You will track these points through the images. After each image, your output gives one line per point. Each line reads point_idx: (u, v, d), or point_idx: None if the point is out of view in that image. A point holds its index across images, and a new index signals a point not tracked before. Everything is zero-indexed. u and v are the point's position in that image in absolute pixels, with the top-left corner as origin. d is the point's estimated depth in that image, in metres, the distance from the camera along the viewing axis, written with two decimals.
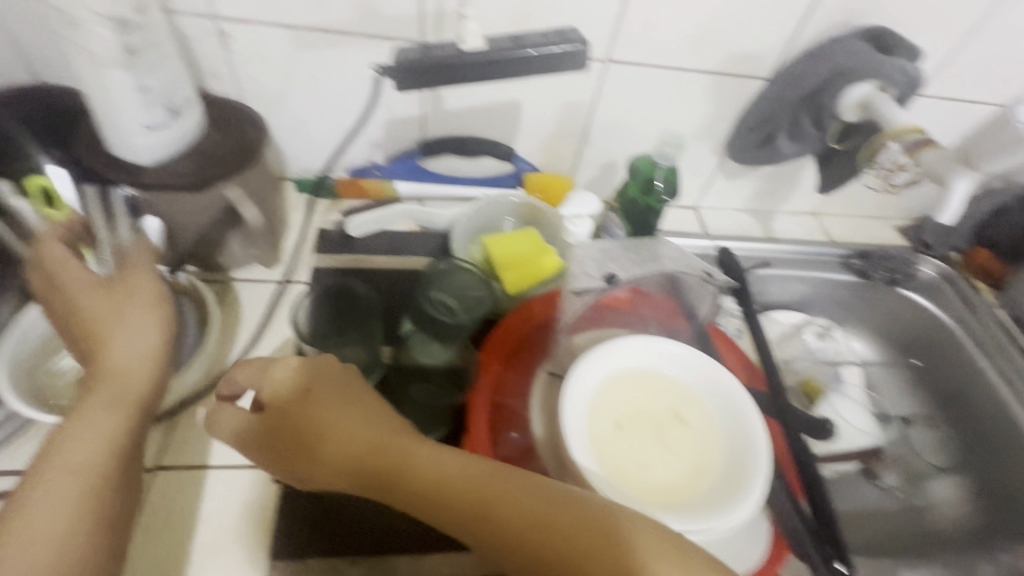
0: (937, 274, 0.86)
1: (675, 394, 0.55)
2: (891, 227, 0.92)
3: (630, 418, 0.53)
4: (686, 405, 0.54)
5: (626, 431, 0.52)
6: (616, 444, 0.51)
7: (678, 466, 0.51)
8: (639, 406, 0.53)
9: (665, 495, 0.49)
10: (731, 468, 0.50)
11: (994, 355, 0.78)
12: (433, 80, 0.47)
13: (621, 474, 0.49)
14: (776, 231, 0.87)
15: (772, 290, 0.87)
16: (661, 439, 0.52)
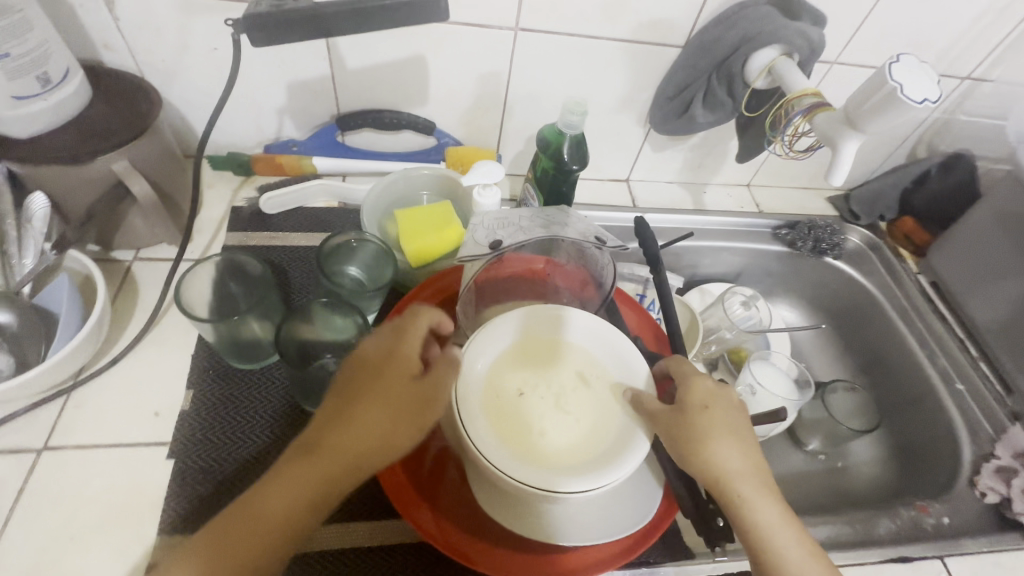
0: (862, 242, 0.88)
1: (573, 357, 0.53)
2: (822, 197, 0.93)
3: (528, 388, 0.51)
4: (584, 366, 0.53)
5: (526, 400, 0.50)
6: (516, 413, 0.49)
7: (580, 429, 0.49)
8: (538, 374, 0.52)
9: (564, 459, 0.47)
10: (626, 425, 0.49)
11: (913, 320, 0.80)
12: (287, 34, 0.46)
13: (519, 444, 0.47)
14: (706, 203, 0.88)
15: (703, 262, 0.88)
16: (561, 403, 0.51)
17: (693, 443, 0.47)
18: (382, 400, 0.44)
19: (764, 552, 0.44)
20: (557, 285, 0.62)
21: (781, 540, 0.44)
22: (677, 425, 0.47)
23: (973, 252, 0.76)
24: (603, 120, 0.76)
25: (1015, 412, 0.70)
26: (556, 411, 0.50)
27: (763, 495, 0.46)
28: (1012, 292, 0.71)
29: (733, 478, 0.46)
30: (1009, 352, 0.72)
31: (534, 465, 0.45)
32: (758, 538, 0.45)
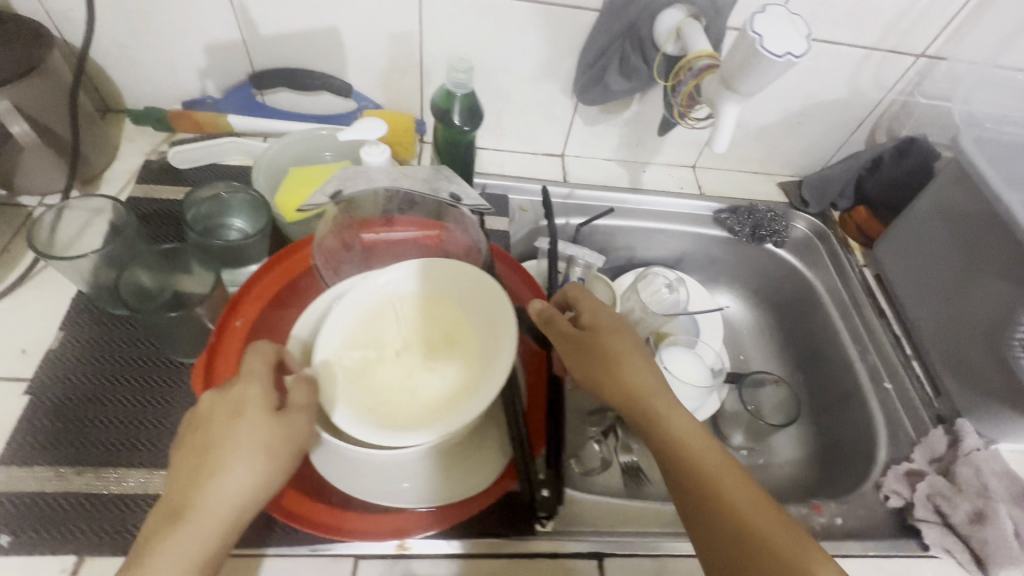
0: (808, 230, 0.84)
1: (453, 312, 0.49)
2: (773, 183, 0.89)
3: (401, 347, 0.48)
4: (464, 321, 0.49)
5: (397, 359, 0.47)
6: (385, 372, 0.46)
7: (445, 387, 0.45)
8: (415, 332, 0.48)
9: (415, 418, 0.43)
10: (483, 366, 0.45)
11: (851, 314, 0.75)
12: None
13: (379, 405, 0.44)
14: (645, 182, 0.84)
15: (639, 243, 0.85)
16: (434, 360, 0.47)
17: (597, 359, 0.48)
18: (245, 445, 0.38)
19: (680, 456, 0.44)
20: (451, 254, 0.60)
21: (696, 443, 0.44)
22: (585, 345, 0.48)
23: (914, 244, 0.70)
24: (527, 88, 0.74)
25: (940, 415, 0.65)
26: (425, 371, 0.46)
27: (675, 406, 0.46)
28: (944, 286, 0.66)
29: (648, 394, 0.47)
30: (938, 350, 0.66)
31: (382, 424, 0.42)
32: (672, 443, 0.44)
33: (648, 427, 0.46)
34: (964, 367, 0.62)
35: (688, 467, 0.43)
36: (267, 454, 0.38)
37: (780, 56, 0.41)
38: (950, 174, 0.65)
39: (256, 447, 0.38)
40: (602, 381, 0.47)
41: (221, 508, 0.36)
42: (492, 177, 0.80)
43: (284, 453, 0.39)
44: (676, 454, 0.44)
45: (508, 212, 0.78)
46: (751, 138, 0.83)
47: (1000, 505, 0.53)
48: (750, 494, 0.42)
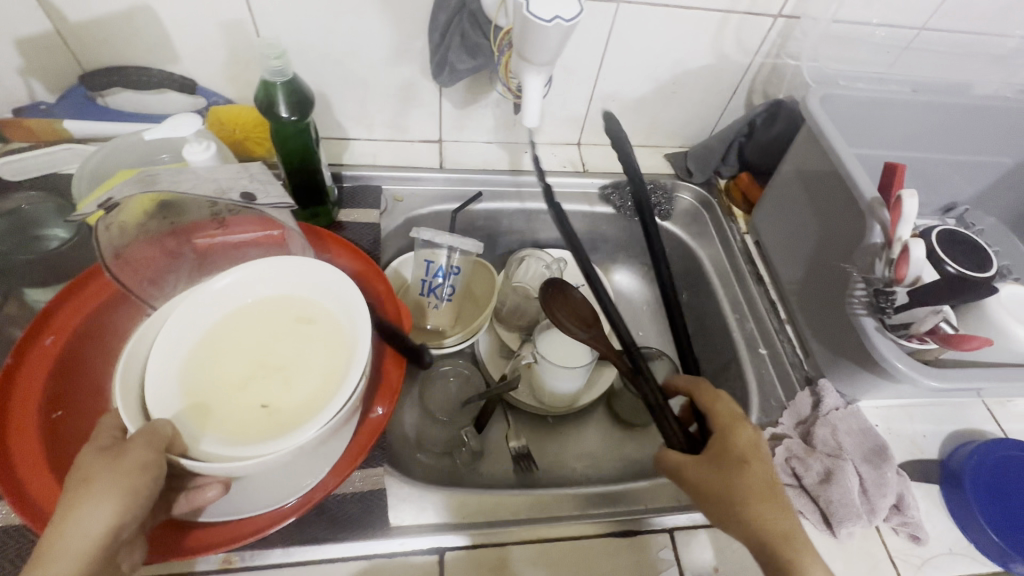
0: (694, 200, 0.83)
1: (297, 307, 0.47)
2: (660, 155, 0.88)
3: (251, 360, 0.44)
4: (305, 309, 0.47)
5: (253, 376, 0.43)
6: (248, 396, 0.42)
7: (310, 382, 0.43)
8: (259, 340, 0.45)
9: (291, 422, 0.40)
10: (340, 358, 0.44)
11: (732, 283, 0.75)
12: None
13: (250, 423, 0.40)
14: (526, 163, 0.83)
15: (526, 226, 0.83)
16: (291, 362, 0.44)
17: (739, 482, 0.45)
18: (101, 477, 0.37)
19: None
20: (297, 253, 0.57)
21: None
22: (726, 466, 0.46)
23: (782, 210, 0.70)
24: (384, 73, 0.71)
25: (807, 376, 0.65)
26: (289, 378, 0.43)
27: (805, 546, 0.43)
28: (805, 247, 0.66)
29: (788, 535, 0.43)
30: (803, 310, 0.66)
31: (262, 439, 0.39)
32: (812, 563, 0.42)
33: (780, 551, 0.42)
34: (823, 331, 0.62)
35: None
36: (109, 491, 0.36)
37: (548, 21, 0.41)
38: (803, 138, 0.65)
39: (119, 481, 0.36)
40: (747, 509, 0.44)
41: (80, 541, 0.35)
42: (363, 169, 0.77)
43: (126, 487, 0.36)
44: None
45: (380, 203, 0.75)
46: (629, 111, 0.81)
47: (847, 463, 0.54)
48: None
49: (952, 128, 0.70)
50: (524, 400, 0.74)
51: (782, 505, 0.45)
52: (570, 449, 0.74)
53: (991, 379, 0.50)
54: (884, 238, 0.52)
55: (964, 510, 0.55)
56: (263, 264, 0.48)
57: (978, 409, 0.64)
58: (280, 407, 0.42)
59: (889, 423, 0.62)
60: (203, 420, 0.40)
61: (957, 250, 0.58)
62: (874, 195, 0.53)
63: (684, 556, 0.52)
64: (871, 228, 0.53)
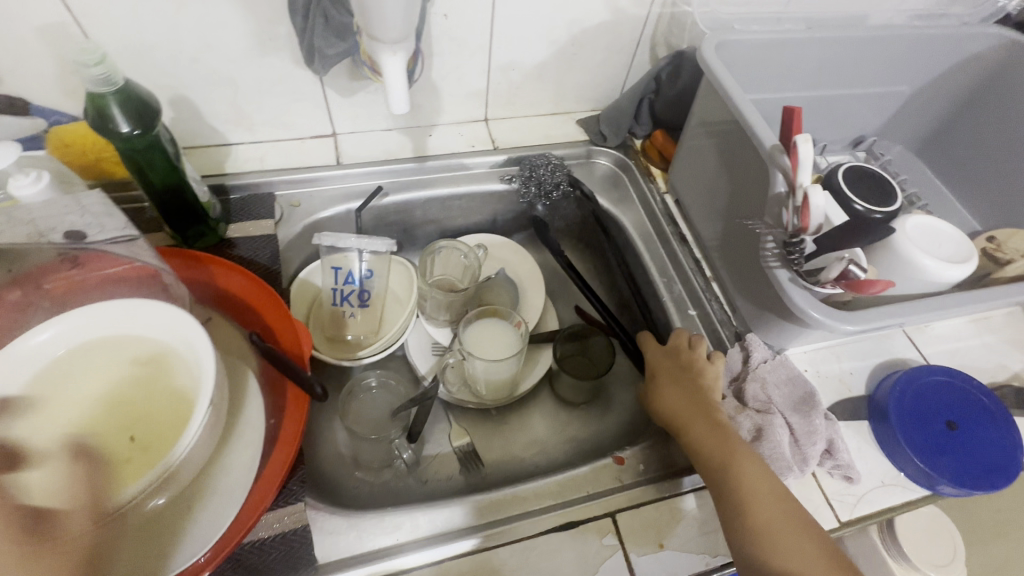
0: (612, 164, 0.81)
1: (130, 346, 0.40)
2: (572, 122, 0.84)
3: (76, 418, 0.37)
4: (144, 352, 0.40)
5: (83, 434, 0.37)
6: (80, 456, 0.36)
7: (153, 426, 0.37)
8: (86, 395, 0.38)
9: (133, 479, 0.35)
10: (185, 393, 0.38)
11: (656, 246, 0.74)
12: None
13: (85, 491, 0.34)
14: (430, 148, 0.77)
15: (441, 215, 0.78)
16: (128, 410, 0.38)
17: (704, 437, 0.50)
18: None
19: (780, 523, 0.44)
20: (172, 288, 0.51)
21: (714, 443, 0.49)
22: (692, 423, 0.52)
23: (694, 165, 0.68)
24: (251, 66, 0.63)
25: (737, 332, 0.64)
26: (132, 425, 0.37)
27: (699, 419, 0.52)
28: (720, 201, 0.64)
29: (682, 411, 0.53)
30: (725, 266, 0.65)
31: (99, 504, 0.34)
32: (775, 508, 0.45)
33: (744, 494, 0.46)
34: (744, 285, 0.61)
35: (792, 528, 0.44)
36: None
37: None
38: (705, 90, 0.62)
39: None
40: (711, 459, 0.49)
41: None
42: (250, 177, 0.70)
43: None
44: (797, 525, 0.44)
45: (273, 211, 0.69)
46: (532, 80, 0.77)
47: (776, 418, 0.53)
48: (756, 479, 0.46)
49: (852, 64, 0.69)
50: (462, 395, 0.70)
51: (693, 394, 0.54)
52: (515, 440, 0.72)
53: (905, 312, 0.50)
54: (787, 186, 0.50)
55: (891, 441, 0.56)
56: (86, 309, 0.40)
57: (898, 338, 0.65)
58: (121, 460, 0.36)
59: (817, 366, 0.62)
60: (27, 494, 0.34)
61: (864, 187, 0.58)
62: (774, 142, 0.51)
63: (628, 538, 0.51)
64: (774, 177, 0.51)
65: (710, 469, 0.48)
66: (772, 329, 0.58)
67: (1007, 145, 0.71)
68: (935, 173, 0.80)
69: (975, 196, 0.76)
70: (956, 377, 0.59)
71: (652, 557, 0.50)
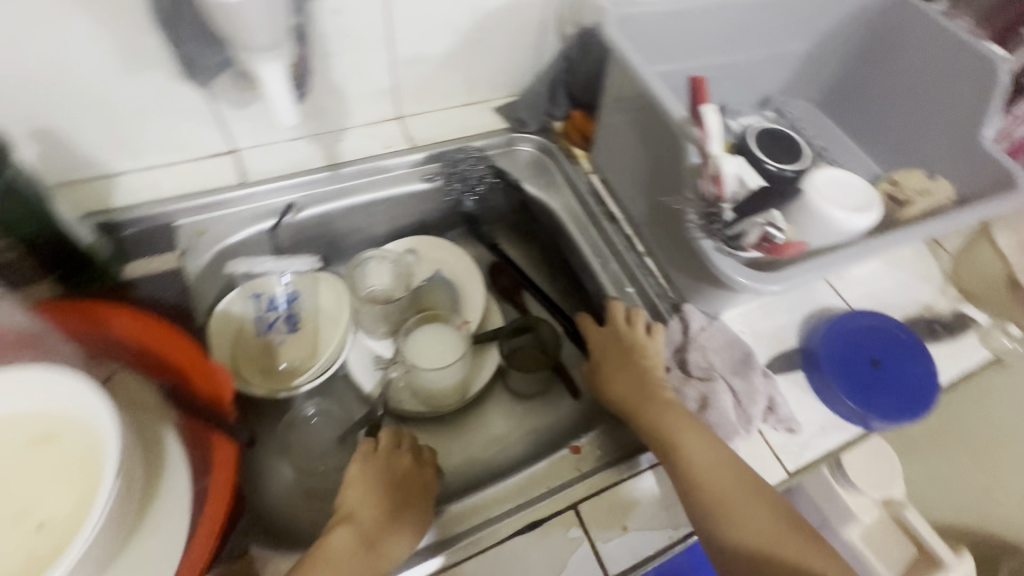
0: (535, 149, 0.79)
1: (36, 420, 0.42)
2: (490, 109, 0.82)
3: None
4: (51, 425, 0.41)
5: None
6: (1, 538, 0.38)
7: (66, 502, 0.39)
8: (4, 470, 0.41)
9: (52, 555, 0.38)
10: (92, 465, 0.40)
11: (588, 228, 0.73)
12: None
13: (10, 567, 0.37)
14: (344, 153, 0.73)
15: (366, 222, 0.74)
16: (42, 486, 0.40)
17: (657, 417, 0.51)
18: None
19: (736, 491, 0.46)
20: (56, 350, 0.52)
21: (663, 424, 0.50)
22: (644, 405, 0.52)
23: (614, 142, 0.68)
24: (122, 86, 0.57)
25: (675, 304, 0.64)
26: (39, 511, 0.39)
27: (648, 402, 0.52)
28: (642, 176, 0.64)
29: (631, 395, 0.53)
30: (655, 240, 0.65)
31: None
32: (727, 480, 0.46)
33: (700, 468, 0.47)
34: (675, 258, 0.62)
35: (747, 493, 0.46)
36: None
37: None
38: (613, 70, 0.61)
39: None
40: (666, 439, 0.49)
41: None
42: (144, 208, 0.63)
43: None
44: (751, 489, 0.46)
45: (177, 243, 0.63)
46: (441, 71, 0.74)
47: (718, 383, 0.55)
48: (707, 454, 0.47)
49: (751, 26, 0.71)
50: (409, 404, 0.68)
51: (640, 377, 0.55)
52: (475, 441, 0.71)
53: (826, 263, 0.52)
54: (701, 156, 0.51)
55: (825, 386, 0.59)
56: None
57: (822, 287, 0.69)
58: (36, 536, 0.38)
59: (752, 325, 0.64)
60: None
61: (774, 148, 0.60)
62: (684, 113, 0.52)
63: (592, 526, 0.51)
64: (687, 149, 0.52)
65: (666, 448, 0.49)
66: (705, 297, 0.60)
67: (898, 92, 0.76)
68: (839, 125, 0.84)
69: (876, 143, 0.81)
70: (875, 317, 0.63)
71: (618, 540, 0.50)
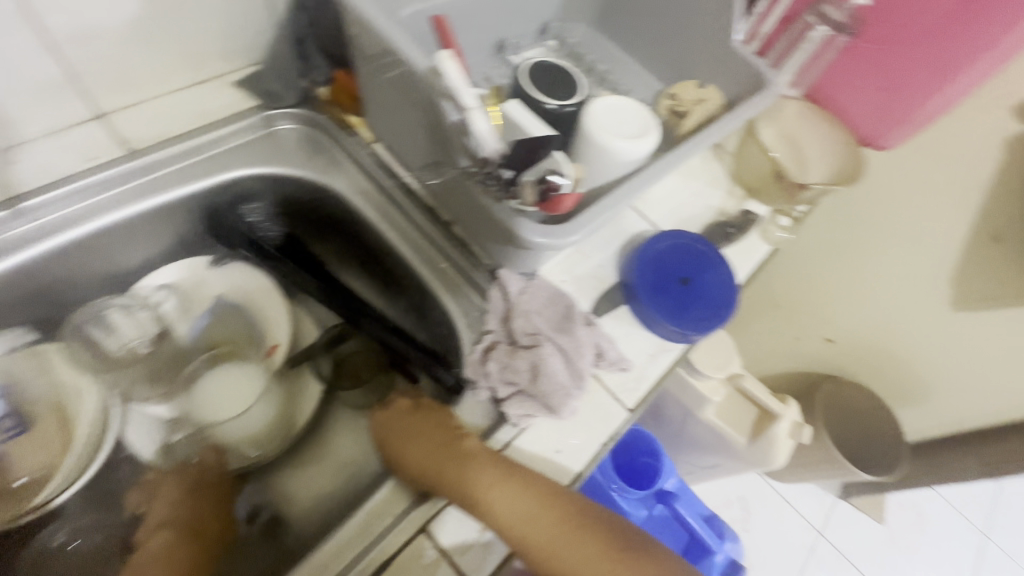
0: (298, 124, 0.67)
1: None
2: (228, 86, 0.65)
3: None
4: None
5: None
6: None
7: None
8: None
9: None
10: None
11: (385, 205, 0.64)
12: None
13: None
14: (22, 178, 0.54)
15: (93, 261, 0.58)
16: None
17: (474, 493, 0.46)
18: None
19: (564, 536, 0.47)
20: None
21: (478, 487, 0.46)
22: (458, 478, 0.47)
23: (383, 106, 0.59)
24: None
25: (490, 269, 0.60)
26: None
27: (458, 466, 0.48)
28: (416, 139, 0.57)
29: (439, 464, 0.48)
30: (452, 207, 0.59)
31: None
32: (550, 525, 0.46)
33: (527, 528, 0.45)
34: (475, 221, 0.56)
35: (574, 532, 0.47)
36: None
37: None
38: (349, 24, 0.51)
39: None
40: (489, 515, 0.46)
41: None
42: None
43: None
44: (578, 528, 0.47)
45: None
46: (134, 45, 0.55)
47: (544, 348, 0.52)
48: (528, 505, 0.46)
49: None
50: (207, 458, 0.58)
51: (443, 442, 0.51)
52: (318, 476, 0.61)
53: (615, 201, 0.49)
54: (460, 113, 0.44)
55: (647, 315, 0.60)
56: None
57: (629, 215, 0.69)
58: None
59: (571, 272, 0.62)
60: None
61: (551, 86, 0.58)
62: (430, 64, 0.44)
63: (450, 545, 0.46)
64: (444, 106, 0.44)
65: (493, 524, 0.46)
66: (514, 257, 0.56)
67: (657, 4, 0.75)
68: (614, 44, 0.81)
69: (648, 58, 0.80)
70: (680, 235, 0.64)
71: (479, 546, 0.46)
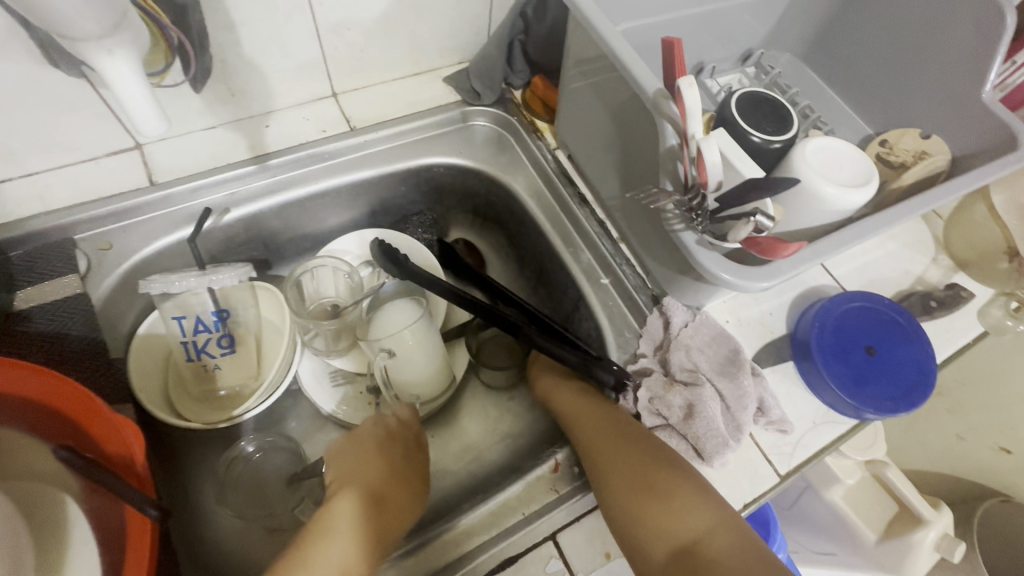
0: (493, 123, 0.71)
1: None
2: (437, 80, 0.71)
3: None
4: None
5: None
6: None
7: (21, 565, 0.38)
8: None
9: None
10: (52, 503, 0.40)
11: (557, 211, 0.66)
12: None
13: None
14: (271, 141, 0.63)
15: (305, 219, 0.66)
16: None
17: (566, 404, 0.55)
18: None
19: (618, 448, 0.47)
20: None
21: (571, 400, 0.55)
22: (560, 395, 0.57)
23: (577, 118, 0.60)
24: None
25: (654, 295, 0.59)
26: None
27: (565, 386, 0.57)
28: (607, 155, 0.58)
29: (555, 385, 0.58)
30: (630, 227, 0.58)
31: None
32: (612, 438, 0.48)
33: (590, 434, 0.50)
34: (653, 246, 0.55)
35: (631, 450, 0.47)
36: None
37: None
38: (573, 34, 0.53)
39: None
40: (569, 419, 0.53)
41: None
42: (36, 222, 0.55)
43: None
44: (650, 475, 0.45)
45: (77, 264, 0.55)
46: (376, 38, 0.63)
47: (705, 390, 0.49)
48: (601, 421, 0.50)
49: None
50: (402, 415, 0.57)
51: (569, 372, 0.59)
52: (447, 452, 0.64)
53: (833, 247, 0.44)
54: (678, 137, 0.44)
55: (818, 379, 0.54)
56: None
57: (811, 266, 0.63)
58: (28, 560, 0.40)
59: (737, 314, 0.59)
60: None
61: (760, 118, 0.55)
62: (657, 86, 0.44)
63: (574, 559, 0.46)
64: (662, 127, 0.44)
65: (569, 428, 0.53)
66: (687, 289, 0.54)
67: (891, 39, 0.67)
68: (821, 78, 0.75)
69: (861, 97, 0.72)
70: (872, 299, 0.57)
71: (602, 570, 0.46)
